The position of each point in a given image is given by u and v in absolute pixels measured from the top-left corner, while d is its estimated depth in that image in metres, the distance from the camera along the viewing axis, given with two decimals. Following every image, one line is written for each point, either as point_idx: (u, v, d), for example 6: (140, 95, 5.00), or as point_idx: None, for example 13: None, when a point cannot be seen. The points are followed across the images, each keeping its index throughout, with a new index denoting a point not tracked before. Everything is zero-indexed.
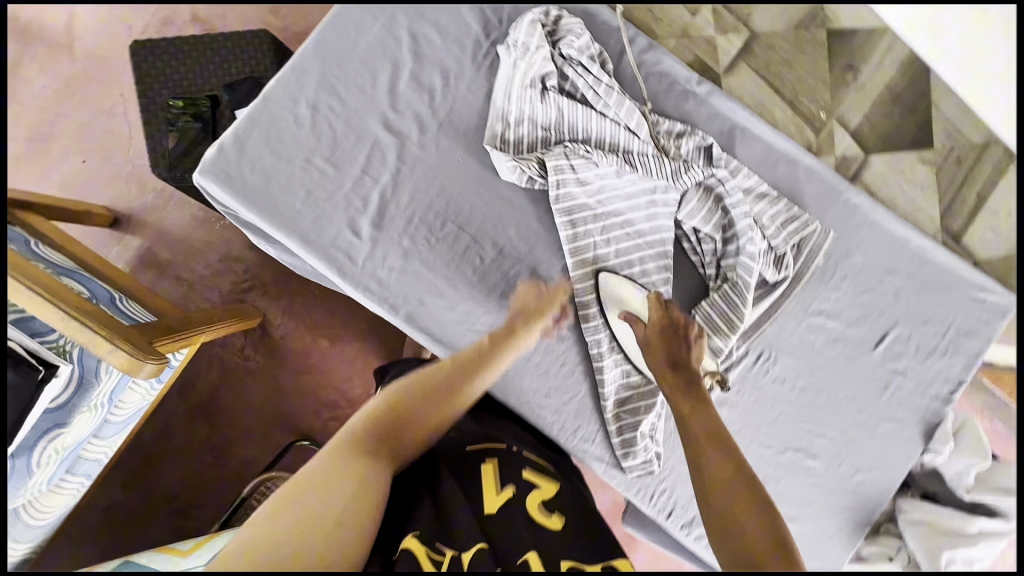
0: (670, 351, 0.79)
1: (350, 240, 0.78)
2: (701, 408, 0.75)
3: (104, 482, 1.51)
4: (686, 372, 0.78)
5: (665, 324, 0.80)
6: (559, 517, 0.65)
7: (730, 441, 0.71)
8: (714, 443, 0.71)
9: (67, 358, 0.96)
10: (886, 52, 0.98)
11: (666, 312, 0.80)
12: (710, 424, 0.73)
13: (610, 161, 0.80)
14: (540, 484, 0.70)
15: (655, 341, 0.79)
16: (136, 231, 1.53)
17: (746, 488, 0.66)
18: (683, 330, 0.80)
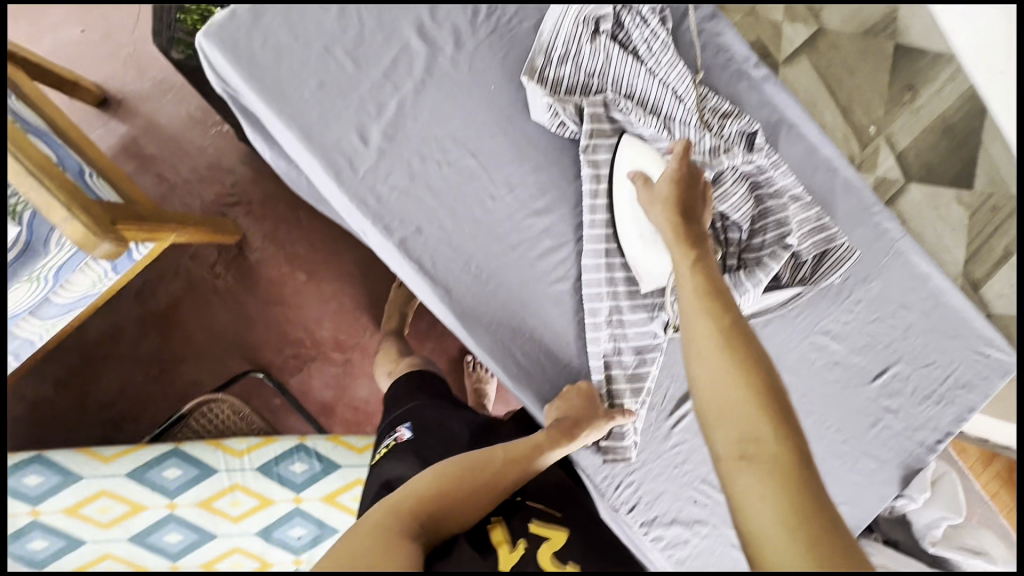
0: (683, 206, 0.70)
1: (356, 145, 0.70)
2: (706, 265, 0.67)
3: (36, 373, 1.41)
4: (697, 227, 0.69)
5: (681, 177, 0.71)
6: (574, 565, 0.64)
7: (728, 301, 0.64)
8: (715, 304, 0.62)
9: (15, 220, 0.85)
10: (948, 81, 0.99)
11: (684, 167, 0.71)
12: (711, 281, 0.65)
13: (650, 122, 0.74)
14: (549, 534, 0.69)
15: (667, 195, 0.70)
16: (124, 117, 1.42)
17: (747, 351, 0.58)
18: (697, 186, 0.72)
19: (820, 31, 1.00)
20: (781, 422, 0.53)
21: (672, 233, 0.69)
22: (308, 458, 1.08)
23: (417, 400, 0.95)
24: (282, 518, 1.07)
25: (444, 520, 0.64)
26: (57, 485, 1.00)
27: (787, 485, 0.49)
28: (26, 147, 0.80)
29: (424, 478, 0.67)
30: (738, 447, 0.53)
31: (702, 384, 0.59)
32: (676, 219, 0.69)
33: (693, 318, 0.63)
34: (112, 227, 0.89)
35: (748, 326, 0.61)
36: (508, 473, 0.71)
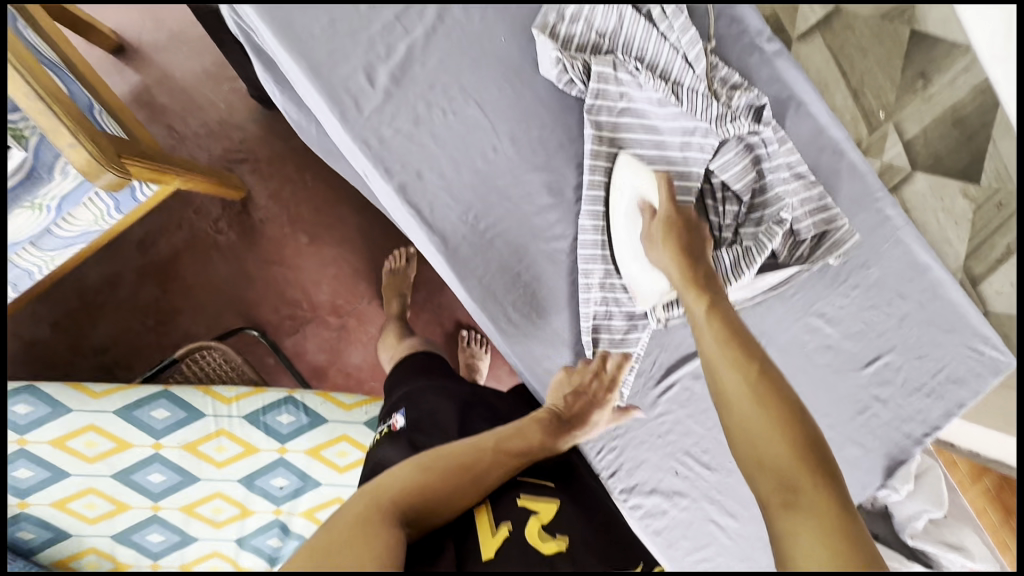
0: (689, 248, 0.71)
1: (362, 86, 0.70)
2: (721, 306, 0.67)
3: (35, 314, 1.42)
4: (704, 269, 0.70)
5: (681, 221, 0.72)
6: (560, 540, 0.66)
7: (754, 344, 0.64)
8: (737, 351, 0.63)
9: (22, 145, 0.85)
10: (961, 73, 0.98)
11: (683, 212, 0.72)
12: (733, 328, 0.65)
13: (658, 86, 0.73)
14: (537, 508, 0.70)
15: (671, 239, 0.71)
16: (138, 66, 1.43)
17: (776, 397, 0.60)
18: (698, 229, 0.73)
19: (837, 11, 0.99)
20: (820, 475, 0.56)
21: (682, 279, 0.70)
22: (296, 410, 1.08)
23: (413, 381, 0.96)
24: (266, 466, 1.07)
25: (431, 509, 0.64)
26: (44, 417, 0.99)
27: (832, 536, 0.51)
28: (38, 73, 0.81)
29: (412, 465, 0.66)
30: (781, 498, 0.55)
31: (737, 434, 0.60)
32: (683, 263, 0.70)
33: (721, 368, 0.63)
34: (117, 158, 0.90)
35: (775, 371, 0.62)
36: (497, 468, 0.70)
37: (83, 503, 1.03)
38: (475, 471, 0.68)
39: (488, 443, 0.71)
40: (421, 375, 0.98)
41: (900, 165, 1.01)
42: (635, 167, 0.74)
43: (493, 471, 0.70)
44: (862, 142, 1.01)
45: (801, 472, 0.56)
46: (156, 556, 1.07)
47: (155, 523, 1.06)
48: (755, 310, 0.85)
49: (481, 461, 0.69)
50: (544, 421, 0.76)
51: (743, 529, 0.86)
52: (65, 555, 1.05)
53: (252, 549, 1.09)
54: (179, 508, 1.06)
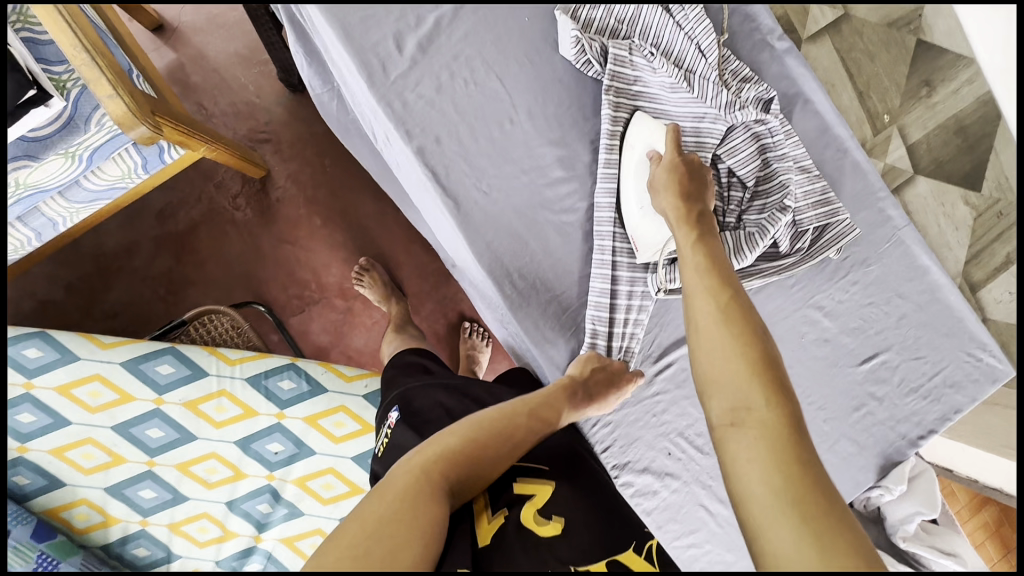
0: (689, 188, 0.72)
1: (390, 52, 0.74)
2: (709, 247, 0.70)
3: (52, 275, 1.46)
4: (701, 208, 0.72)
5: (682, 165, 0.73)
6: (556, 523, 0.66)
7: (733, 283, 0.66)
8: (716, 284, 0.66)
9: (63, 95, 0.91)
10: (965, 83, 1.03)
11: (685, 157, 0.73)
12: (715, 262, 0.68)
13: (671, 71, 0.77)
14: (533, 492, 0.70)
15: (671, 184, 0.72)
16: (175, 45, 1.50)
17: (744, 325, 0.61)
18: (701, 172, 0.74)
19: (846, 16, 1.04)
20: (776, 391, 0.56)
21: (676, 216, 0.71)
22: (298, 377, 1.09)
23: (407, 382, 0.91)
24: (263, 431, 1.08)
25: (468, 482, 0.63)
26: (54, 363, 1.01)
27: (781, 454, 0.50)
28: (84, 27, 0.86)
29: (452, 436, 0.64)
30: (731, 419, 0.55)
31: (702, 364, 0.62)
32: (680, 203, 0.71)
33: (697, 298, 0.66)
34: (151, 114, 0.94)
35: (747, 303, 0.64)
36: (531, 434, 0.69)
37: (80, 453, 1.04)
38: (510, 443, 0.67)
39: (523, 411, 0.70)
40: (410, 376, 0.94)
41: (902, 168, 1.04)
42: (650, 124, 0.78)
43: (525, 438, 0.68)
44: (867, 143, 1.05)
45: (756, 392, 0.56)
46: (146, 513, 1.07)
47: (149, 479, 1.06)
48: (756, 298, 0.86)
49: (515, 428, 0.68)
50: (570, 391, 0.74)
51: (733, 517, 0.86)
52: (56, 504, 1.05)
53: (241, 513, 1.09)
54: (174, 466, 1.06)
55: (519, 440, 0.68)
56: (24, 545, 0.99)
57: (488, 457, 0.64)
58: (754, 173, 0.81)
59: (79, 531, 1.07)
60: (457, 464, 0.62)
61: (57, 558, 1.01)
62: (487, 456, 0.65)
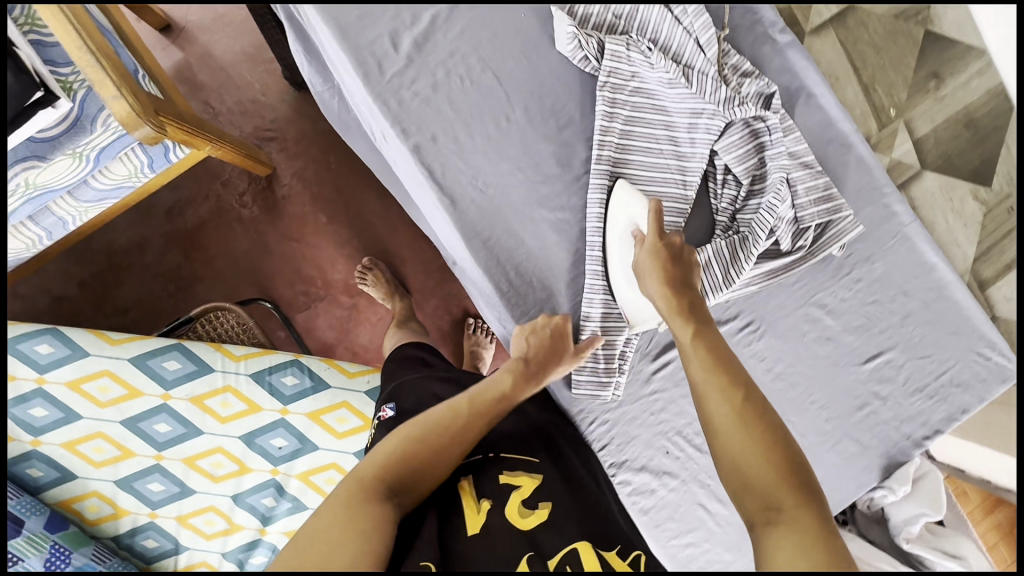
0: (675, 273, 0.71)
1: (386, 50, 0.74)
2: (708, 334, 0.68)
3: (65, 273, 1.49)
4: (692, 297, 0.70)
5: (665, 249, 0.71)
6: (540, 512, 0.69)
7: (741, 373, 0.65)
8: (725, 380, 0.64)
9: (69, 96, 0.93)
10: (974, 76, 1.00)
11: (667, 240, 0.71)
12: (718, 357, 0.66)
13: (668, 66, 0.76)
14: (518, 483, 0.71)
15: (656, 271, 0.70)
16: (182, 45, 1.52)
17: (761, 425, 0.62)
18: (685, 255, 0.72)
19: (851, 7, 1.02)
20: (799, 490, 0.58)
21: (668, 308, 0.69)
22: (301, 373, 1.11)
23: (407, 373, 0.93)
24: (266, 426, 1.09)
25: (414, 481, 0.64)
26: (65, 358, 1.03)
27: (817, 555, 0.53)
28: (89, 30, 0.87)
29: (392, 440, 0.66)
30: (763, 517, 0.57)
31: (724, 461, 0.62)
32: (668, 291, 0.69)
33: (709, 396, 0.65)
34: (155, 115, 0.95)
35: (761, 400, 0.63)
36: (471, 425, 0.68)
37: (91, 446, 1.06)
38: (452, 436, 0.67)
39: (459, 410, 0.68)
40: (409, 369, 0.95)
41: (910, 162, 1.02)
42: (631, 194, 0.76)
43: (470, 426, 0.68)
44: (872, 138, 1.02)
45: (783, 492, 0.58)
46: (154, 506, 1.10)
47: (157, 472, 1.08)
48: (756, 295, 0.85)
49: (451, 425, 0.67)
50: (521, 373, 0.73)
51: (732, 516, 0.85)
52: (68, 496, 1.08)
53: (246, 506, 1.11)
54: (181, 459, 1.08)
55: (461, 428, 0.68)
56: (37, 535, 1.02)
57: (432, 451, 0.65)
58: (750, 172, 0.81)
59: (90, 522, 1.10)
60: (395, 468, 0.63)
61: (69, 548, 1.04)
62: (428, 459, 0.65)
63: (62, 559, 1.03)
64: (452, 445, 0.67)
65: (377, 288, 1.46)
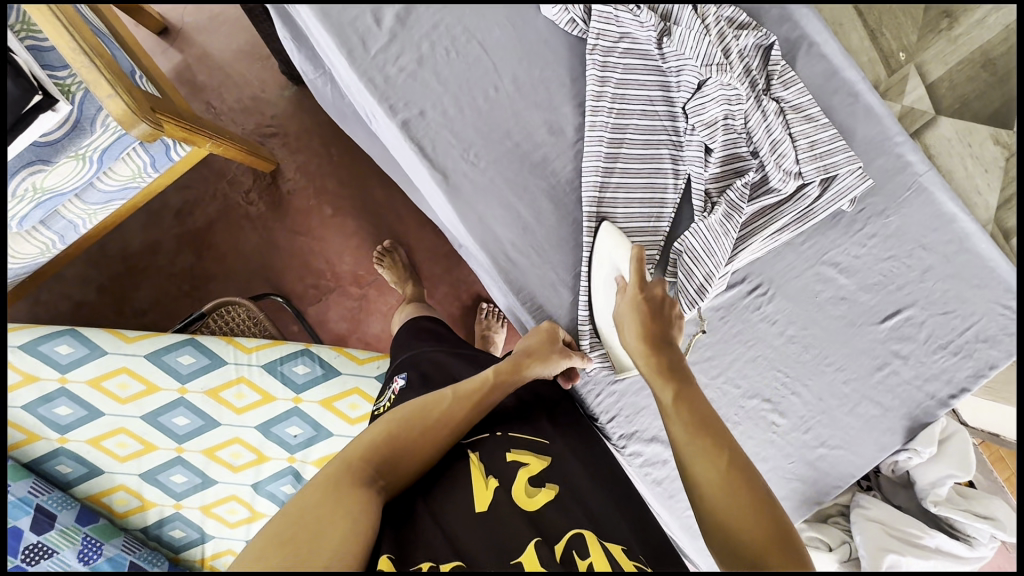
0: (654, 329, 0.67)
1: (369, 26, 0.73)
2: (691, 399, 0.62)
3: (85, 279, 1.53)
4: (671, 355, 0.65)
5: (645, 301, 0.67)
6: (547, 491, 0.69)
7: (727, 435, 0.60)
8: (709, 443, 0.59)
9: (69, 98, 0.95)
10: (992, 10, 0.93)
11: (648, 292, 0.67)
12: (700, 419, 0.60)
13: (653, 24, 0.75)
14: (526, 461, 0.72)
15: (636, 324, 0.67)
16: (181, 47, 1.53)
17: (748, 491, 0.56)
18: (666, 309, 0.68)
19: None
20: (789, 562, 0.52)
21: (646, 366, 0.65)
22: (312, 362, 1.12)
23: (421, 346, 0.97)
24: (281, 416, 1.11)
25: (400, 463, 0.66)
26: (84, 358, 1.06)
27: None
28: (82, 30, 0.89)
29: (379, 427, 0.68)
30: None
31: (706, 523, 0.57)
32: (646, 348, 0.65)
33: (692, 461, 0.59)
34: (151, 112, 0.96)
35: (744, 460, 0.58)
36: (456, 412, 0.71)
37: (115, 442, 1.09)
38: (439, 419, 0.69)
39: (443, 397, 0.72)
40: (426, 340, 0.98)
41: (923, 109, 0.97)
42: (614, 240, 0.74)
43: (455, 407, 0.71)
44: (881, 85, 0.98)
45: (768, 560, 0.52)
46: (178, 497, 1.12)
47: (179, 464, 1.11)
48: (763, 257, 0.83)
49: (436, 411, 0.70)
50: (506, 361, 0.77)
51: None
52: (97, 491, 1.11)
53: (267, 495, 1.13)
54: (201, 451, 1.10)
55: (448, 413, 0.70)
56: (70, 528, 1.05)
57: (418, 436, 0.68)
58: (718, 138, 0.77)
59: (119, 515, 1.13)
60: (378, 451, 0.65)
61: (100, 540, 1.08)
62: (411, 442, 0.67)
63: (94, 550, 1.06)
64: (436, 428, 0.69)
65: (394, 274, 1.44)
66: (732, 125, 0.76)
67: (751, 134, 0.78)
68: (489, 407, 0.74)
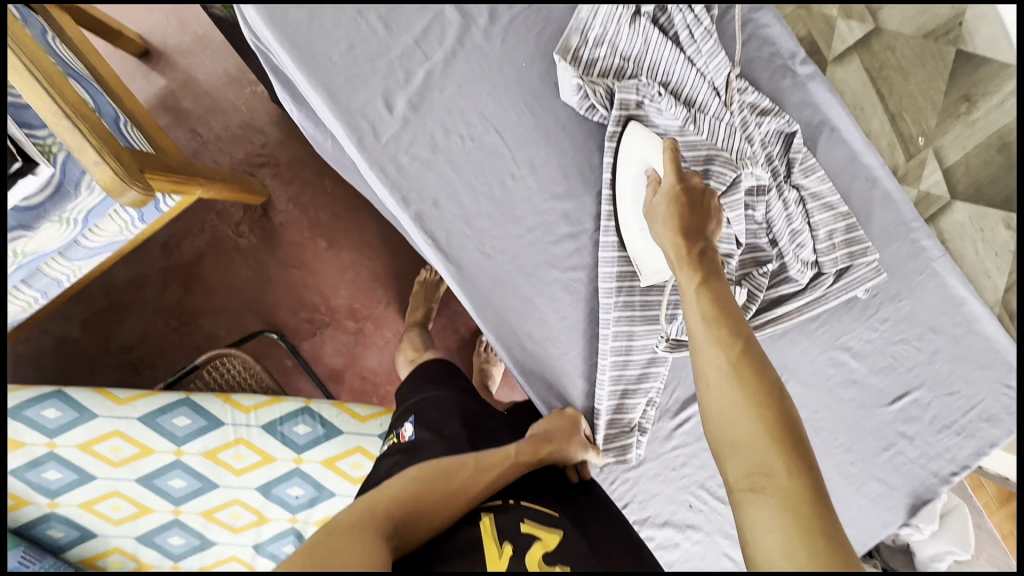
0: (690, 218, 0.64)
1: (380, 113, 0.69)
2: (715, 287, 0.62)
3: (66, 314, 1.46)
4: (704, 246, 0.64)
5: (682, 192, 0.64)
6: (562, 568, 0.63)
7: (740, 319, 0.61)
8: (725, 331, 0.60)
9: (49, 160, 0.88)
10: (1010, 95, 0.96)
11: (686, 181, 0.64)
12: (722, 307, 0.61)
13: (678, 114, 0.70)
14: (540, 535, 0.67)
15: (672, 214, 0.64)
16: (164, 71, 1.45)
17: (758, 383, 0.57)
18: (704, 200, 0.65)
19: (875, 31, 0.99)
20: (793, 457, 0.53)
21: (674, 252, 0.64)
22: (313, 421, 1.09)
23: (434, 390, 0.92)
24: (282, 476, 1.08)
25: (417, 523, 0.64)
26: (73, 421, 1.02)
27: (807, 533, 0.48)
28: (61, 87, 0.82)
29: (401, 481, 0.67)
30: (748, 482, 0.53)
31: (713, 416, 0.58)
32: (679, 237, 0.63)
33: (704, 348, 0.60)
34: (140, 175, 0.90)
35: (762, 359, 0.59)
36: (476, 483, 0.70)
37: (109, 505, 1.06)
38: (458, 487, 0.68)
39: (466, 465, 0.71)
40: (439, 384, 0.94)
41: (938, 194, 1.00)
42: (645, 137, 0.69)
43: (476, 478, 0.70)
44: (899, 169, 1.00)
45: (772, 456, 0.53)
46: (177, 558, 1.11)
47: (176, 526, 1.08)
48: (778, 342, 0.83)
49: (456, 476, 0.69)
50: (528, 439, 0.76)
51: None
52: (91, 553, 1.09)
53: (268, 555, 1.12)
54: (199, 513, 1.08)
55: (467, 481, 0.69)
56: None
57: (437, 500, 0.66)
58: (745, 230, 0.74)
59: None
60: (397, 506, 0.63)
61: None
62: (428, 503, 0.65)
63: None
64: (453, 497, 0.67)
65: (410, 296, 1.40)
66: (753, 216, 0.75)
67: (771, 224, 0.76)
68: (507, 480, 0.73)
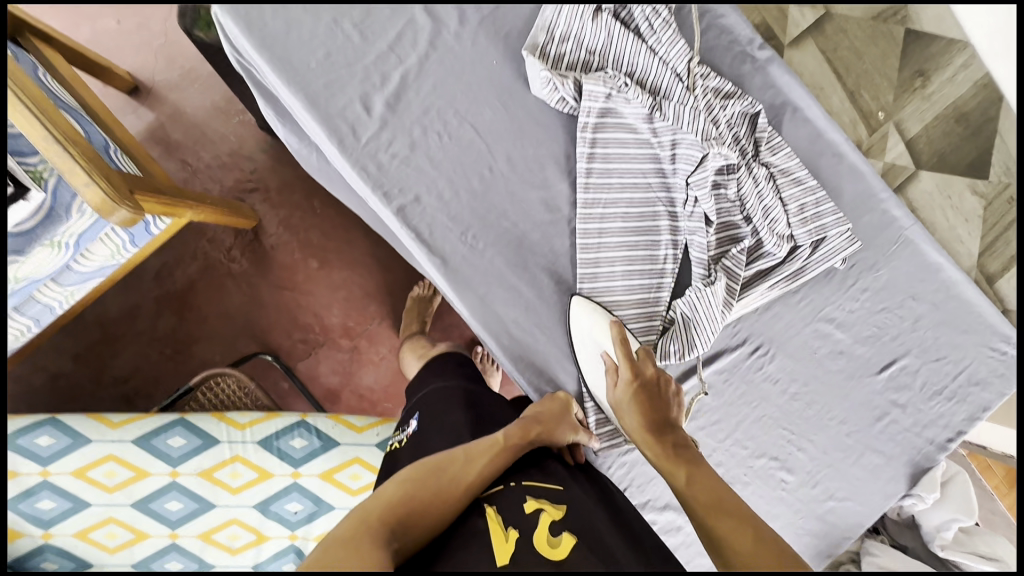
0: (652, 407, 0.74)
1: (359, 115, 0.72)
2: (697, 468, 0.69)
3: (59, 349, 1.46)
4: (671, 431, 0.73)
5: (639, 383, 0.74)
6: (569, 538, 0.64)
7: (736, 503, 0.65)
8: (723, 508, 0.64)
9: (41, 186, 0.91)
10: (961, 68, 1.01)
11: (640, 372, 0.74)
12: (713, 490, 0.66)
13: (644, 101, 0.74)
14: (546, 508, 0.68)
15: (635, 405, 0.74)
16: (152, 105, 1.49)
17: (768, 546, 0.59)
18: (660, 387, 0.75)
19: (827, 15, 1.04)
20: None
21: (648, 443, 0.72)
22: (309, 434, 1.09)
23: (434, 382, 0.94)
24: (279, 492, 1.07)
25: (416, 523, 0.63)
26: (66, 448, 1.01)
27: None
28: (53, 116, 0.86)
29: (395, 484, 0.66)
30: None
31: None
32: (647, 423, 0.72)
33: (711, 529, 0.63)
34: (130, 195, 0.92)
35: (768, 530, 0.62)
36: (470, 474, 0.69)
37: (103, 533, 1.03)
38: (453, 480, 0.67)
39: (455, 458, 0.70)
40: (440, 376, 0.95)
41: (902, 165, 1.04)
42: (596, 313, 0.77)
43: (471, 470, 0.69)
44: (864, 143, 1.04)
45: None
46: None
47: (174, 551, 1.06)
48: (762, 317, 0.84)
49: (449, 471, 0.68)
50: (516, 424, 0.75)
51: None
52: None
53: None
54: (196, 535, 1.06)
55: (461, 474, 0.68)
56: None
57: (433, 496, 0.65)
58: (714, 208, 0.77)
59: None
60: (393, 511, 0.62)
61: None
62: (425, 503, 0.64)
63: None
64: (448, 492, 0.66)
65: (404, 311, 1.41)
66: (723, 194, 0.79)
67: (744, 202, 0.79)
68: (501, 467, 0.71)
